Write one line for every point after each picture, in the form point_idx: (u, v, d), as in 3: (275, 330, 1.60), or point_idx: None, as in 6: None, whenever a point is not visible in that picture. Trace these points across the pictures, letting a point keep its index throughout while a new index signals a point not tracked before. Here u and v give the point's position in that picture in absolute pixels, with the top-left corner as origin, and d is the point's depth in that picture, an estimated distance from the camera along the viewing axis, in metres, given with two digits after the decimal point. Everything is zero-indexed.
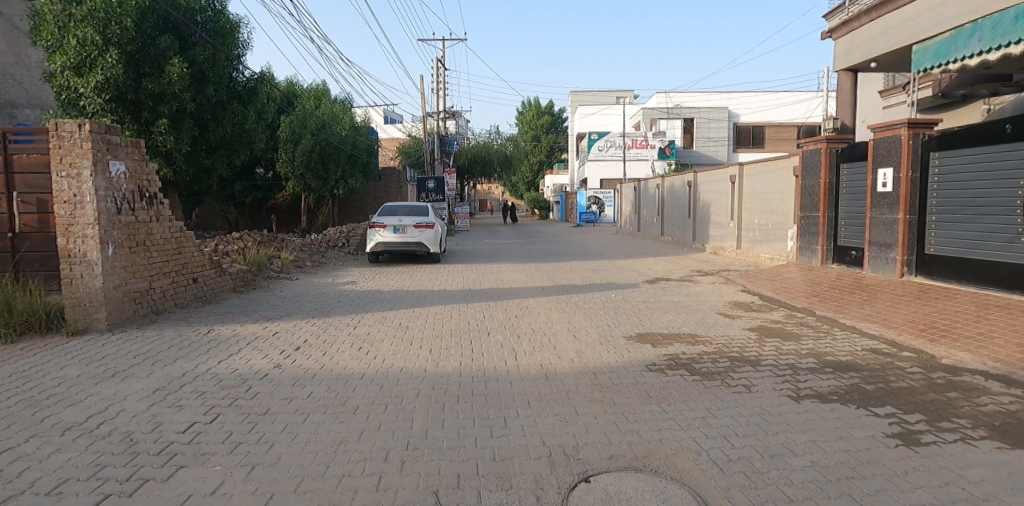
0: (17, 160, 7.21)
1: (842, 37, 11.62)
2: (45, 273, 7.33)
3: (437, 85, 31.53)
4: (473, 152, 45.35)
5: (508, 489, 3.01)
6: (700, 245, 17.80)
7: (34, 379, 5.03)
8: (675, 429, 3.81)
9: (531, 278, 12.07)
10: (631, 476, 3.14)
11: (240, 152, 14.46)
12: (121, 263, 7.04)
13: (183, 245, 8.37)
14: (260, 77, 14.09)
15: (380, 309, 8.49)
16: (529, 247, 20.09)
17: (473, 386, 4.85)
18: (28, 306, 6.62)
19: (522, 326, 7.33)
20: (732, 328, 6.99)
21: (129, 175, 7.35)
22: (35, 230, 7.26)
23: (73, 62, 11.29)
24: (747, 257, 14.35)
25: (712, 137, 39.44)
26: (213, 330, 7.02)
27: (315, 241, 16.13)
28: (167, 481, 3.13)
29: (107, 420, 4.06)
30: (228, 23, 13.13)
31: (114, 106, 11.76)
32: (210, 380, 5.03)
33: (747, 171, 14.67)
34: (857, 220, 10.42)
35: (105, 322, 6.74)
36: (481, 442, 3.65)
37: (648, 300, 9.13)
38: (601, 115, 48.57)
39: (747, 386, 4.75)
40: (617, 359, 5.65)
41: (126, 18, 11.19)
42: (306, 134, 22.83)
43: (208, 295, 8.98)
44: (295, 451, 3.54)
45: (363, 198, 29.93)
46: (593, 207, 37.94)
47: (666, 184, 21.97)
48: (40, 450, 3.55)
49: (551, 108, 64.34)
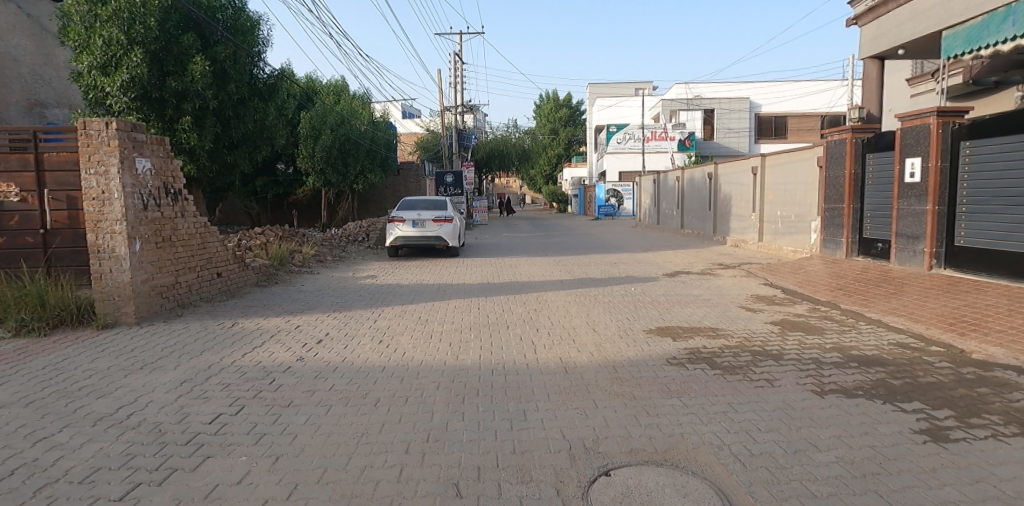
0: (47, 157, 7.39)
1: (869, 24, 11.29)
2: (75, 268, 7.52)
3: (455, 79, 31.53)
4: (491, 147, 45.34)
5: (528, 481, 3.02)
6: (721, 237, 17.57)
7: (66, 371, 5.17)
8: (696, 424, 3.78)
9: (550, 271, 12.04)
10: (651, 470, 3.12)
11: (261, 148, 14.66)
12: (148, 258, 7.20)
13: (207, 239, 8.52)
14: (280, 74, 14.22)
15: (400, 303, 8.56)
16: (548, 241, 20.14)
17: (492, 379, 4.86)
18: (60, 301, 6.79)
19: (541, 319, 7.32)
20: (753, 322, 6.91)
21: (155, 171, 7.49)
22: (65, 227, 7.46)
23: (99, 61, 11.54)
24: (769, 250, 14.16)
25: (733, 128, 39.01)
26: (237, 323, 7.15)
27: (335, 236, 16.33)
28: (194, 470, 3.21)
29: (137, 412, 4.16)
30: (249, 20, 13.26)
31: (139, 105, 11.99)
32: (234, 372, 5.13)
33: (769, 162, 14.45)
34: (883, 212, 10.19)
35: (134, 316, 6.90)
36: (501, 435, 3.66)
37: (667, 294, 9.07)
38: (619, 107, 47.96)
39: (769, 381, 4.69)
40: (637, 352, 5.63)
41: (149, 18, 11.37)
42: (325, 130, 23.03)
43: (233, 289, 9.15)
44: (319, 442, 3.59)
45: (381, 193, 30.22)
46: (611, 200, 37.63)
47: (686, 176, 21.74)
48: (73, 439, 3.67)
49: (570, 101, 64.19)
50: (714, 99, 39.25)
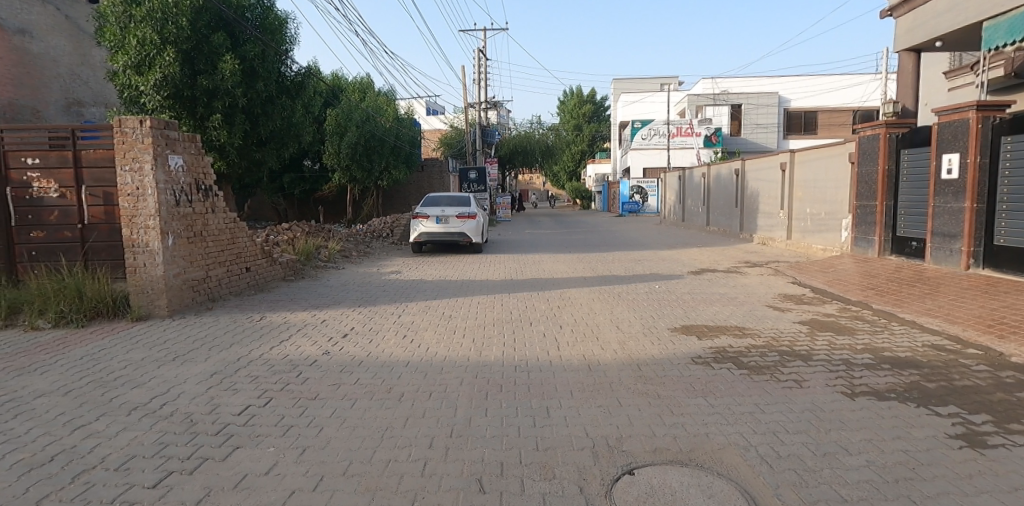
0: (84, 155, 7.62)
1: (904, 16, 10.96)
2: (111, 262, 7.75)
3: (479, 76, 31.56)
4: (515, 143, 45.33)
5: (551, 478, 3.02)
6: (748, 235, 17.30)
7: (103, 361, 5.34)
8: (722, 424, 3.73)
9: (573, 268, 12.00)
10: (675, 469, 3.09)
11: (289, 145, 14.89)
12: (180, 253, 7.38)
13: (237, 235, 8.69)
14: (307, 71, 14.41)
15: (424, 298, 8.63)
16: (572, 238, 20.07)
17: (515, 376, 4.87)
18: (96, 293, 7.01)
19: (564, 316, 7.29)
20: (781, 321, 6.79)
21: (186, 168, 7.67)
22: (101, 222, 7.69)
23: (134, 61, 11.86)
24: (797, 248, 13.89)
25: (761, 123, 38.28)
26: (265, 317, 7.29)
27: (360, 232, 16.53)
28: (224, 460, 3.28)
29: (169, 402, 4.28)
30: (277, 19, 13.46)
31: (172, 103, 12.28)
32: (263, 365, 5.24)
33: (799, 157, 14.17)
34: (918, 209, 9.88)
35: (166, 309, 7.10)
36: (524, 431, 3.67)
37: (693, 291, 8.97)
38: (644, 102, 47.46)
39: (798, 382, 4.60)
40: (662, 350, 5.57)
41: (181, 18, 11.65)
42: (350, 127, 23.29)
43: (261, 284, 9.33)
44: (344, 435, 3.64)
45: (405, 189, 30.48)
46: (635, 197, 37.33)
47: (712, 173, 21.44)
48: (109, 427, 3.79)
49: (594, 96, 63.80)
50: (742, 94, 38.58)
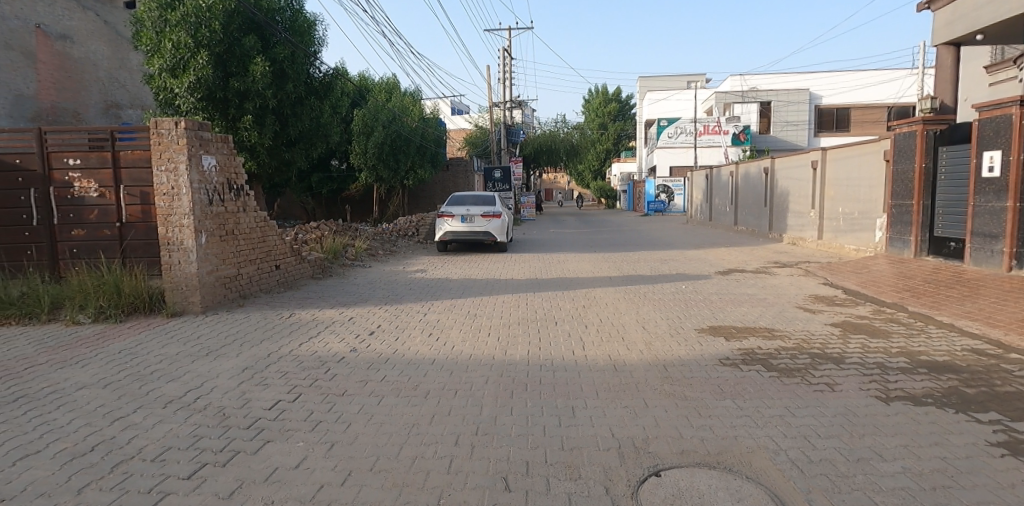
0: (123, 156, 7.87)
1: (943, 8, 10.62)
2: (148, 259, 7.98)
3: (504, 75, 31.56)
4: (540, 142, 45.26)
5: (577, 478, 3.01)
6: (777, 235, 16.97)
7: (140, 355, 5.51)
8: (751, 427, 3.67)
9: (598, 268, 11.95)
10: (703, 472, 3.06)
11: (317, 145, 15.11)
12: (213, 251, 7.56)
13: (267, 233, 8.87)
14: (335, 72, 14.59)
15: (449, 297, 8.68)
16: (596, 237, 19.95)
17: (541, 375, 4.86)
18: (134, 289, 7.24)
19: (589, 316, 7.26)
20: (813, 323, 6.65)
21: (219, 168, 7.85)
22: (139, 220, 7.93)
23: (169, 64, 12.19)
24: (828, 248, 13.58)
25: (791, 120, 37.52)
26: (294, 314, 7.42)
27: (386, 231, 16.69)
28: (256, 454, 3.35)
29: (203, 396, 4.39)
30: (306, 22, 13.67)
31: (205, 105, 12.58)
32: (292, 361, 5.34)
33: (830, 155, 13.85)
34: (956, 209, 9.57)
35: (200, 306, 7.29)
36: (549, 430, 3.67)
37: (720, 292, 8.84)
38: (670, 100, 46.93)
39: (829, 385, 4.50)
40: (689, 351, 5.51)
41: (214, 21, 11.95)
42: (377, 127, 23.55)
43: (290, 281, 9.51)
44: (372, 431, 3.69)
45: (430, 189, 30.68)
46: (661, 196, 36.92)
47: (741, 171, 21.10)
48: (146, 419, 3.91)
49: (619, 94, 63.31)
50: (772, 91, 37.85)
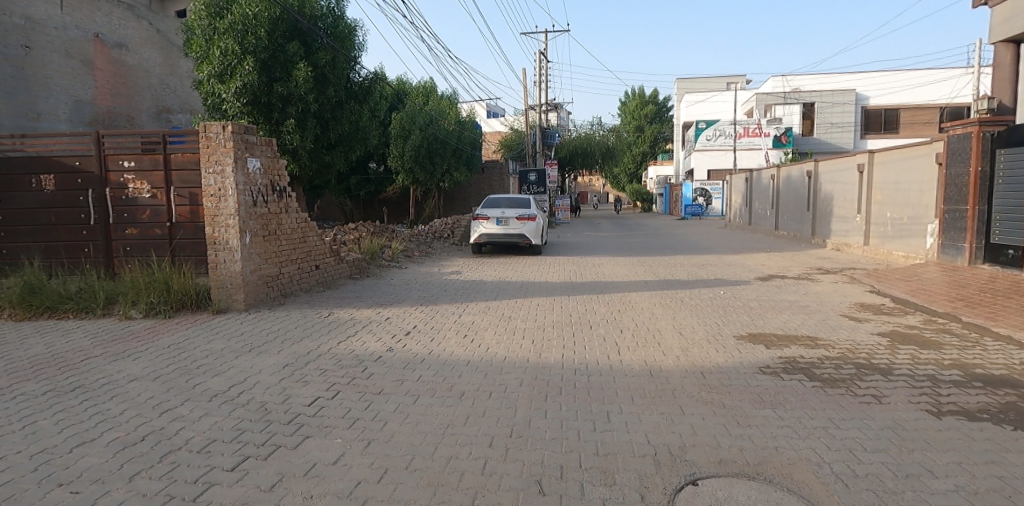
0: (174, 158, 8.18)
1: (1001, 4, 10.15)
2: (195, 258, 8.28)
3: (539, 78, 31.58)
4: (575, 144, 45.11)
5: (611, 484, 2.98)
6: (821, 240, 16.47)
7: (188, 350, 5.73)
8: (792, 438, 3.57)
9: (634, 271, 11.83)
10: (741, 483, 2.99)
11: (356, 148, 15.41)
12: (257, 250, 7.80)
13: (308, 234, 9.10)
14: (374, 76, 14.85)
15: (484, 299, 8.72)
16: (632, 241, 19.74)
17: (575, 379, 4.84)
18: (182, 287, 7.52)
19: (624, 320, 7.19)
20: (858, 332, 6.42)
21: (263, 170, 8.10)
22: (187, 220, 8.24)
23: (217, 70, 12.63)
24: (876, 254, 13.09)
25: (836, 122, 36.37)
26: (333, 313, 7.58)
27: (422, 232, 16.89)
28: (296, 449, 3.44)
29: (246, 390, 4.54)
30: (347, 28, 13.98)
31: (250, 109, 12.99)
32: (331, 359, 5.46)
33: (878, 158, 13.37)
34: (1015, 214, 9.11)
35: (243, 303, 7.52)
36: (584, 435, 3.64)
37: (760, 298, 8.63)
38: (709, 102, 46.11)
39: (876, 397, 4.33)
40: (728, 359, 5.39)
41: (260, 28, 12.34)
42: (414, 130, 23.87)
43: (329, 281, 9.72)
44: (407, 430, 3.74)
45: (466, 191, 30.93)
46: (699, 199, 36.28)
47: (782, 174, 20.57)
48: (193, 412, 4.05)
49: (656, 96, 62.55)
50: (816, 92, 36.79)
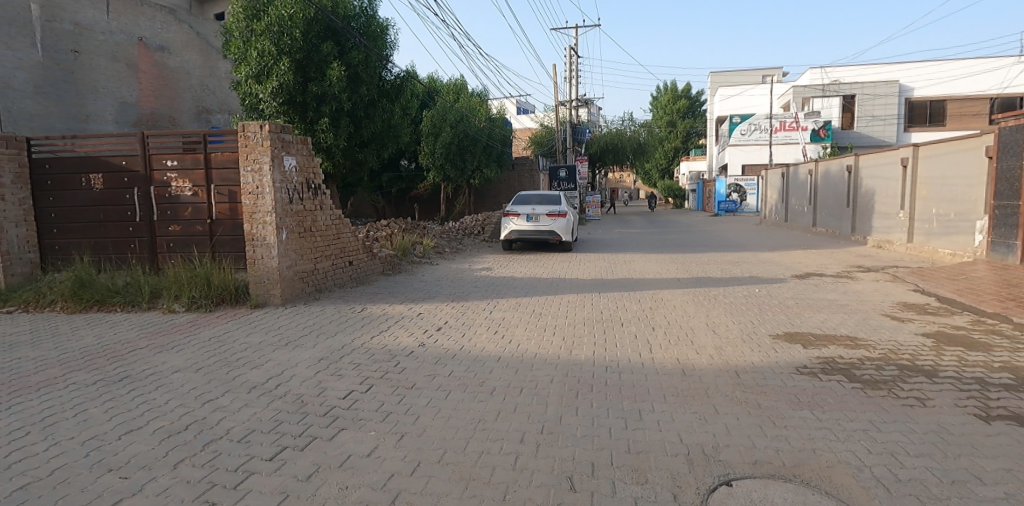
0: (214, 157, 8.43)
1: None
2: (234, 253, 8.52)
3: (569, 73, 31.38)
4: (606, 140, 44.70)
5: (643, 483, 2.96)
6: (861, 237, 15.97)
7: (228, 343, 5.91)
8: (831, 440, 3.48)
9: (666, 269, 11.68)
10: (777, 485, 2.93)
11: (388, 145, 15.60)
12: (293, 246, 7.98)
13: (342, 231, 9.26)
14: (406, 74, 15.00)
15: (515, 295, 8.74)
16: (663, 237, 19.49)
17: (606, 376, 4.81)
18: (222, 282, 7.75)
19: (656, 318, 7.11)
20: (901, 332, 6.21)
21: (299, 169, 8.28)
22: (226, 217, 8.48)
23: (254, 71, 12.94)
24: (919, 252, 12.64)
25: (877, 115, 35.16)
26: (366, 308, 7.71)
27: (453, 229, 17.00)
28: (331, 440, 3.51)
29: (283, 383, 4.66)
30: (379, 27, 14.14)
31: (286, 109, 13.27)
32: (365, 353, 5.56)
33: (923, 152, 12.89)
34: None
35: (280, 298, 7.71)
36: (615, 433, 3.62)
37: (797, 297, 8.42)
38: (744, 96, 45.09)
39: (920, 400, 4.19)
40: (763, 358, 5.29)
41: (295, 29, 12.59)
42: (445, 128, 24.03)
43: (362, 277, 9.88)
44: (439, 424, 3.78)
45: (496, 188, 31.01)
46: (733, 195, 35.57)
47: (820, 169, 20.00)
48: (233, 403, 4.19)
49: (689, 91, 61.50)
50: (856, 84, 35.62)
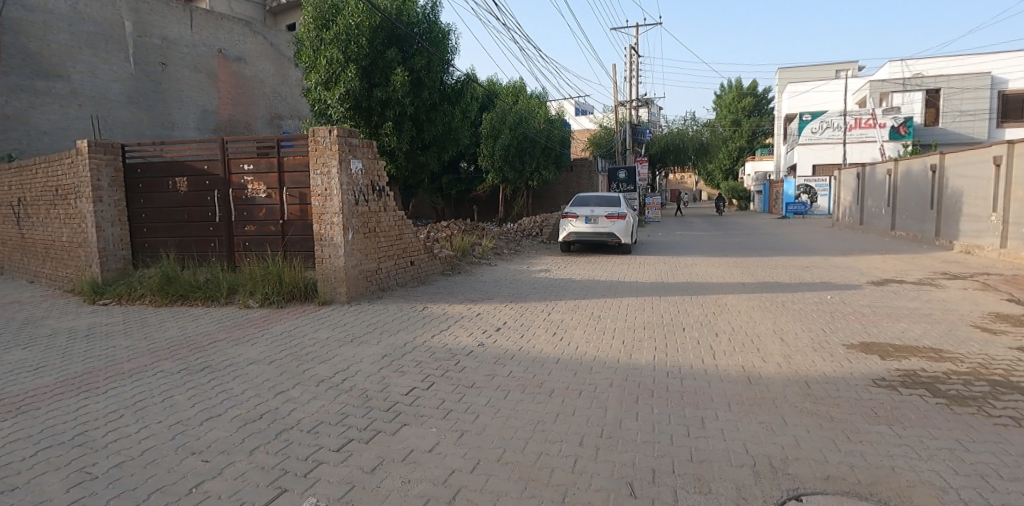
0: (286, 161, 8.84)
1: None
2: (304, 252, 8.91)
3: (630, 73, 30.90)
4: (667, 141, 43.75)
5: (706, 492, 2.89)
6: (946, 241, 14.88)
7: (297, 338, 6.19)
8: (911, 458, 3.27)
9: (729, 272, 11.32)
10: (852, 502, 2.79)
11: (449, 148, 15.88)
12: (358, 246, 8.26)
13: (404, 231, 9.51)
14: (467, 78, 15.22)
15: (573, 298, 8.70)
16: (727, 240, 18.87)
17: (668, 382, 4.71)
18: (293, 279, 8.13)
19: (720, 323, 6.90)
20: (993, 345, 5.75)
21: (365, 171, 8.56)
22: (297, 218, 8.88)
23: (323, 78, 13.47)
24: (1015, 258, 11.65)
25: (966, 109, 32.66)
26: (426, 307, 7.88)
27: (512, 230, 17.11)
28: (394, 435, 3.62)
29: (349, 378, 4.83)
30: (441, 32, 14.40)
31: (353, 114, 13.75)
32: (426, 351, 5.69)
33: (1019, 150, 11.89)
34: None
35: (346, 295, 8.01)
36: (676, 440, 3.55)
37: (874, 304, 7.96)
38: (816, 92, 43.00)
39: (1015, 419, 3.86)
40: (836, 368, 5.03)
41: (362, 37, 13.01)
42: (504, 130, 24.20)
43: (423, 276, 10.11)
44: (499, 423, 3.82)
45: (554, 189, 30.97)
46: (802, 197, 33.97)
47: (900, 169, 18.81)
48: (303, 395, 4.39)
49: (756, 88, 59.27)
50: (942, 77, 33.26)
